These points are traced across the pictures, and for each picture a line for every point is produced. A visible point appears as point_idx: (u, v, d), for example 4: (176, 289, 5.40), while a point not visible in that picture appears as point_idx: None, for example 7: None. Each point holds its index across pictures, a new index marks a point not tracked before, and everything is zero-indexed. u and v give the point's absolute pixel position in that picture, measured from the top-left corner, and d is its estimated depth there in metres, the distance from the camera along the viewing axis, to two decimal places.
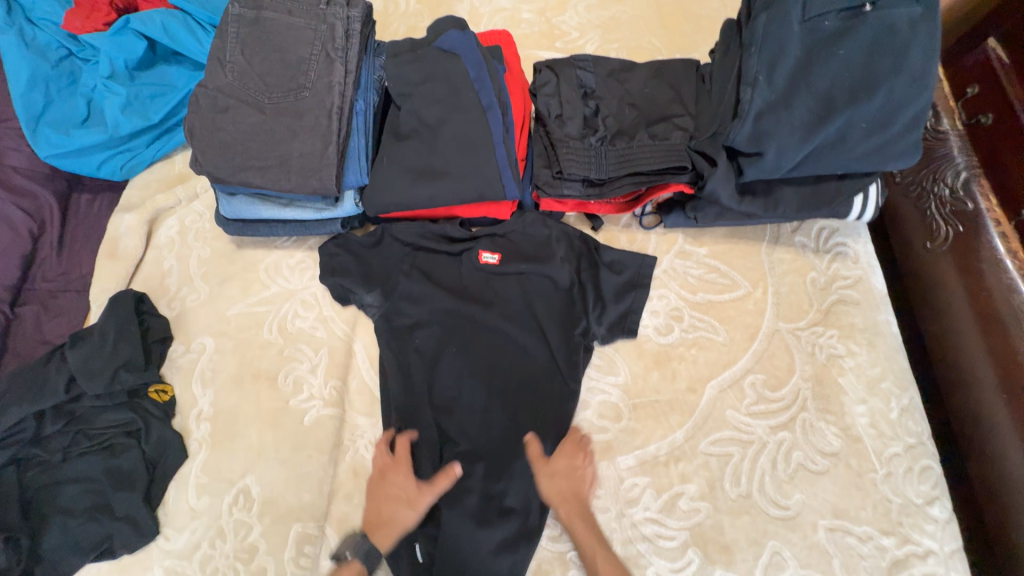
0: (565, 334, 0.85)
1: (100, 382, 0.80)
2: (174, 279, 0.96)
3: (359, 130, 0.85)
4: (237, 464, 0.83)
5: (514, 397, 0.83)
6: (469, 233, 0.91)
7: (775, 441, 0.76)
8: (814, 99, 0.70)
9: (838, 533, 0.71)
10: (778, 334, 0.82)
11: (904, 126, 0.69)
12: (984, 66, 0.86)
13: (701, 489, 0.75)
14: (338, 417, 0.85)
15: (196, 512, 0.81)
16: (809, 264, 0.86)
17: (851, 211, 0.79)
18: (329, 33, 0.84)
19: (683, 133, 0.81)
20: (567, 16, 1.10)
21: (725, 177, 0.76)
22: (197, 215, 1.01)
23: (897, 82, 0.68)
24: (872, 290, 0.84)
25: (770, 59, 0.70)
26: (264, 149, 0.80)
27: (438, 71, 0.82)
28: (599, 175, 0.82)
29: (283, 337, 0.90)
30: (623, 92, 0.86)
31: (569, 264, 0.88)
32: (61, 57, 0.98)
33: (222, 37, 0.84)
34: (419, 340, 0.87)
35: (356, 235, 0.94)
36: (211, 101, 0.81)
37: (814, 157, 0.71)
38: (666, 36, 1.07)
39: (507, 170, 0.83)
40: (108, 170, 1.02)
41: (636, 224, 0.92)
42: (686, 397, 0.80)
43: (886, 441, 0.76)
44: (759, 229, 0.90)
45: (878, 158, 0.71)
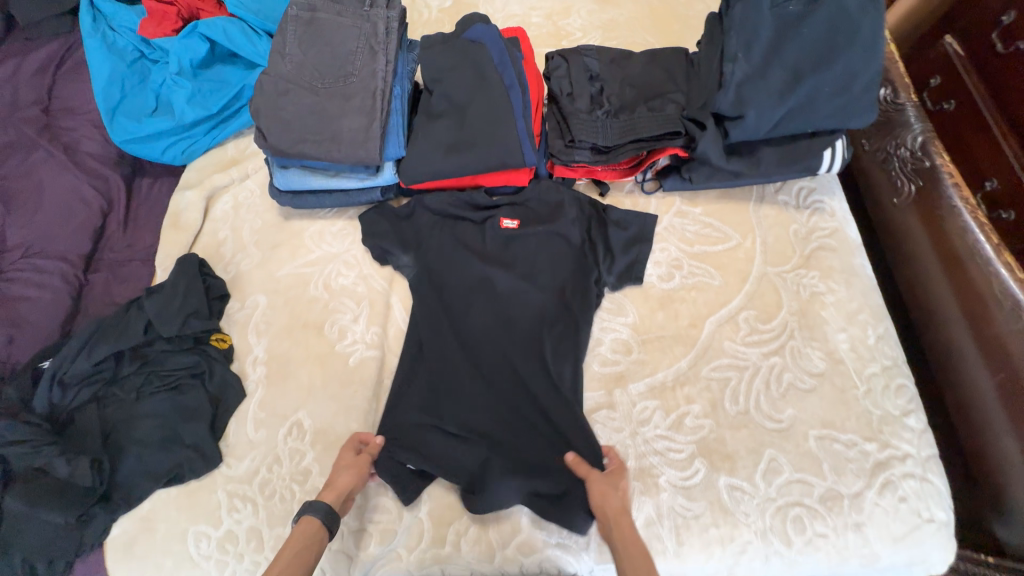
0: (579, 283, 0.95)
1: (172, 326, 0.91)
2: (229, 247, 1.08)
3: (397, 110, 0.98)
4: (290, 401, 0.92)
5: (535, 338, 0.92)
6: (491, 202, 1.03)
7: (767, 365, 0.87)
8: (785, 70, 0.83)
9: (827, 441, 0.81)
10: (767, 277, 0.94)
11: (861, 90, 0.83)
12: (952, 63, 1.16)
13: (704, 408, 0.85)
14: (380, 359, 0.95)
15: (254, 442, 0.90)
16: (791, 218, 0.98)
17: (822, 163, 0.90)
18: (372, 29, 0.98)
19: (676, 105, 0.94)
20: (571, 19, 1.26)
21: (714, 138, 0.89)
22: (249, 192, 1.14)
23: (853, 54, 0.82)
24: (847, 239, 0.96)
25: (746, 39, 0.85)
26: (319, 125, 0.94)
27: (466, 59, 0.96)
28: (606, 142, 0.95)
29: (328, 292, 1.01)
30: (623, 74, 1.00)
31: (580, 225, 0.99)
32: (135, 58, 1.14)
33: (282, 35, 0.98)
34: (448, 294, 0.97)
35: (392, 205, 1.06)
36: (273, 86, 0.95)
37: (788, 118, 0.85)
38: (659, 33, 1.22)
39: (526, 140, 0.96)
40: (170, 155, 1.15)
41: (638, 189, 1.05)
42: (688, 332, 0.91)
43: (865, 363, 0.86)
44: (746, 190, 1.02)
45: (842, 118, 0.84)
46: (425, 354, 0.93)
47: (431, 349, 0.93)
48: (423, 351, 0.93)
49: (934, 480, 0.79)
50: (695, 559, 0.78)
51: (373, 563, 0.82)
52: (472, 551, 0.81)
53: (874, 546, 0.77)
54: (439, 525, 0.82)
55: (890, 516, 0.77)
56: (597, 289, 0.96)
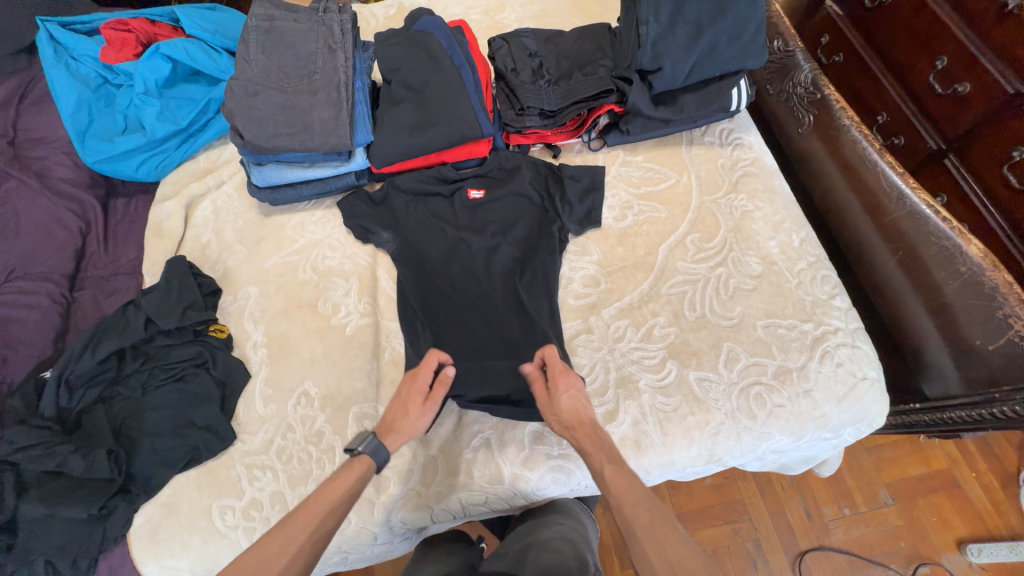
0: (545, 234, 1.06)
1: (173, 319, 0.96)
2: (215, 248, 1.14)
3: (360, 100, 1.08)
4: (294, 375, 0.98)
5: (513, 284, 1.02)
6: (458, 174, 1.13)
7: (715, 275, 1.00)
8: (688, 27, 1.00)
9: (772, 327, 0.95)
10: (704, 205, 1.09)
11: (751, 36, 0.99)
12: (840, 32, 1.50)
13: (669, 319, 0.97)
14: (375, 325, 1.03)
15: (266, 417, 0.96)
16: (717, 154, 1.14)
17: (732, 102, 1.06)
18: (329, 31, 1.09)
19: (606, 69, 1.09)
20: (506, 13, 1.40)
21: (641, 91, 1.04)
22: (227, 196, 1.20)
23: (739, 8, 0.99)
24: (766, 166, 1.13)
25: (654, 6, 1.01)
26: (291, 120, 1.03)
27: (418, 48, 1.08)
28: (551, 106, 1.08)
29: (317, 274, 1.09)
30: (558, 49, 1.14)
31: (540, 185, 1.10)
32: (99, 84, 1.19)
33: (246, 43, 1.07)
34: (427, 260, 1.06)
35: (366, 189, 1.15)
36: (243, 89, 1.03)
37: (698, 66, 1.01)
38: (584, 16, 1.39)
39: (481, 112, 1.08)
40: (144, 171, 1.20)
41: (586, 148, 1.18)
42: (646, 259, 1.04)
43: (794, 261, 1.01)
44: (678, 137, 1.18)
45: (740, 60, 1.00)
46: (414, 314, 1.01)
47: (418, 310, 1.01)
48: (412, 312, 1.01)
49: (862, 346, 0.94)
50: (680, 446, 0.89)
51: (393, 503, 0.89)
52: (483, 475, 0.89)
53: (823, 408, 0.91)
54: (451, 457, 0.91)
55: (832, 379, 0.91)
56: (561, 236, 1.07)
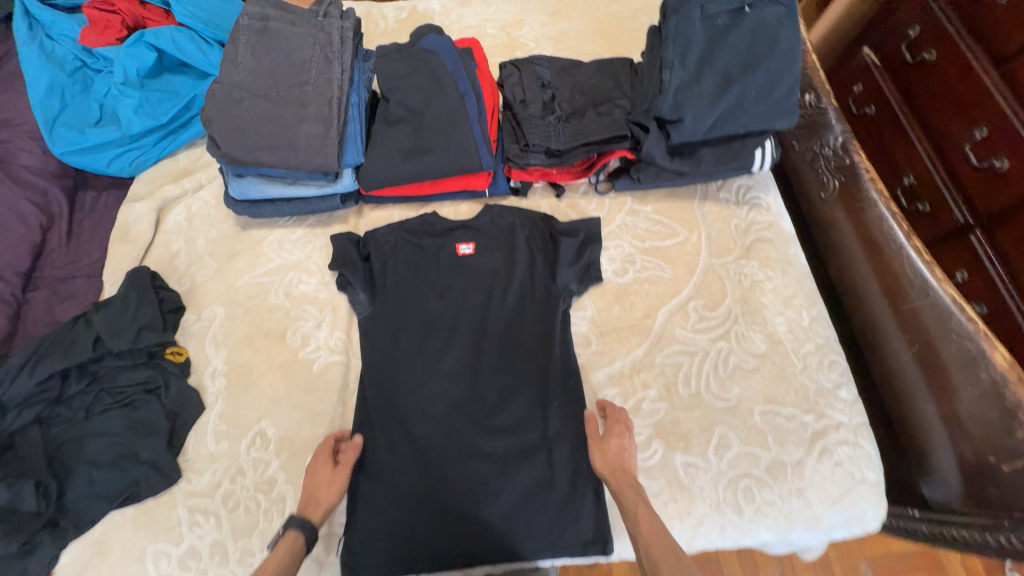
0: (541, 313, 0.97)
1: (124, 340, 0.88)
2: (183, 259, 1.06)
3: (354, 117, 1.00)
4: (252, 412, 0.91)
5: (516, 419, 0.89)
6: (446, 230, 1.03)
7: (715, 349, 0.93)
8: (716, 77, 0.91)
9: (770, 414, 0.88)
10: (712, 268, 1.01)
11: (783, 93, 0.91)
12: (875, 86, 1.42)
13: (660, 393, 0.90)
14: (345, 363, 0.95)
15: (216, 455, 0.88)
16: (731, 213, 1.06)
17: (754, 162, 0.97)
18: (327, 39, 1.00)
19: (622, 110, 1.00)
20: (524, 30, 1.31)
21: (657, 140, 0.95)
22: (204, 203, 1.12)
23: (773, 61, 0.90)
24: (782, 231, 1.05)
25: (681, 49, 0.92)
26: (275, 132, 0.94)
27: (421, 67, 1.00)
28: (559, 145, 0.99)
29: (289, 300, 1.01)
30: (573, 82, 1.05)
31: (535, 246, 1.02)
32: (76, 68, 1.10)
33: (234, 43, 0.98)
34: (412, 367, 0.93)
35: (344, 235, 1.04)
36: (226, 94, 0.94)
37: (721, 120, 0.92)
38: (606, 43, 1.30)
39: (483, 145, 0.99)
40: (117, 166, 1.11)
41: (592, 190, 1.10)
42: (642, 322, 0.97)
43: (801, 342, 0.94)
44: (691, 188, 1.10)
45: (768, 118, 0.92)
46: (403, 467, 0.86)
47: (408, 456, 0.87)
48: (396, 455, 0.87)
49: (865, 445, 0.87)
50: None
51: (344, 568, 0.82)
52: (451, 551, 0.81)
53: (815, 508, 0.84)
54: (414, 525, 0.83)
55: (828, 479, 0.85)
56: (558, 304, 0.97)
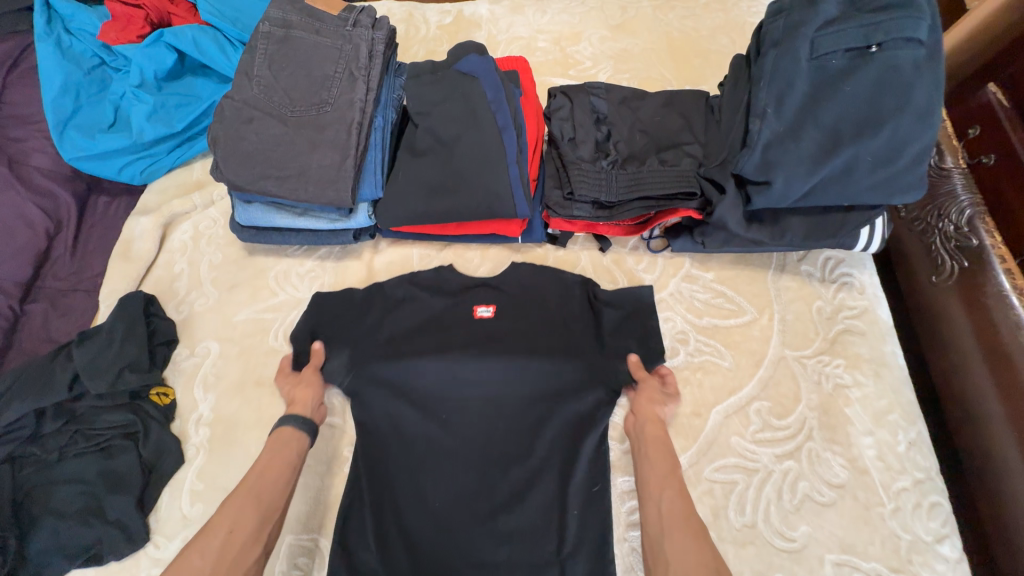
0: (570, 397, 0.81)
1: (102, 382, 0.80)
2: (184, 283, 0.98)
3: (376, 145, 0.88)
4: (233, 473, 0.82)
5: (527, 526, 0.75)
6: (465, 286, 0.88)
7: (781, 470, 0.75)
8: (821, 133, 0.72)
9: (845, 569, 0.70)
10: (784, 361, 0.82)
11: (909, 161, 0.70)
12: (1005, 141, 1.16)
13: (705, 518, 0.74)
14: (339, 428, 0.85)
15: (188, 519, 0.79)
16: (815, 293, 0.87)
17: (858, 242, 0.79)
18: (353, 53, 0.87)
19: (692, 160, 0.83)
20: (581, 46, 1.14)
21: (733, 204, 0.78)
22: (212, 221, 1.03)
23: (903, 120, 0.69)
24: (878, 321, 0.85)
25: (777, 94, 0.73)
26: (285, 159, 0.83)
27: (457, 92, 0.85)
28: (610, 197, 0.83)
29: (288, 345, 0.91)
30: (634, 118, 0.88)
31: (569, 314, 0.85)
32: (94, 66, 1.02)
33: (252, 52, 0.87)
34: (410, 448, 0.79)
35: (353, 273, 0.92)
36: (237, 112, 0.84)
37: (821, 187, 0.73)
38: (676, 66, 1.11)
39: (520, 188, 0.84)
40: (128, 174, 1.04)
41: (644, 247, 0.94)
42: (690, 421, 0.80)
43: (894, 475, 0.74)
44: (766, 256, 0.91)
45: (884, 191, 0.72)
46: (391, 568, 0.73)
47: (397, 557, 0.74)
48: (383, 556, 0.74)
49: None
50: None
51: None
52: None
53: None
54: None
55: None
56: (589, 387, 0.80)
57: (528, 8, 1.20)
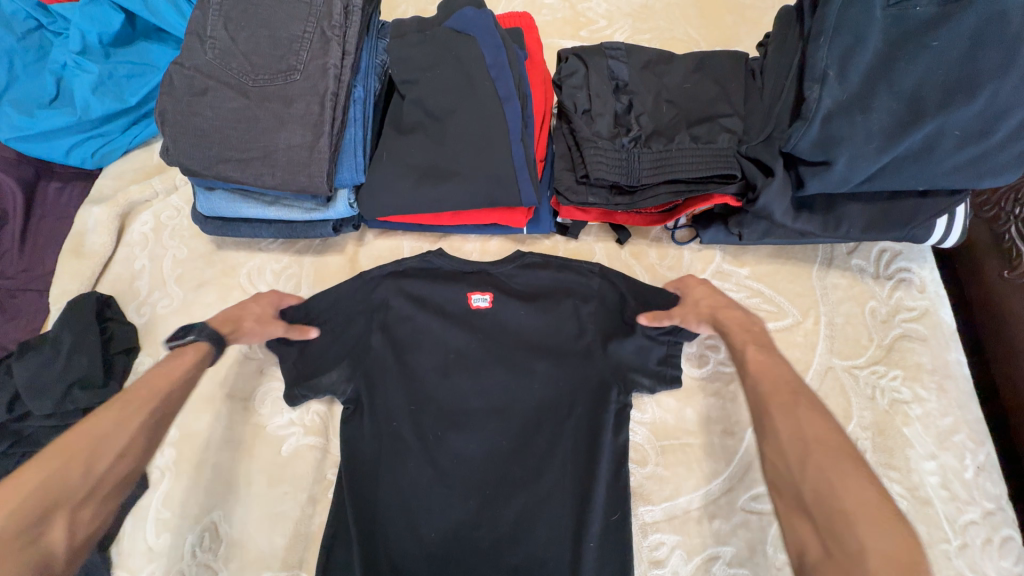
0: (584, 417, 0.70)
1: (48, 401, 0.70)
2: (145, 281, 0.86)
3: (355, 120, 0.74)
4: (203, 499, 0.73)
5: (534, 563, 0.66)
6: (459, 269, 0.77)
7: None
8: (897, 102, 0.58)
9: None
10: (832, 372, 0.71)
11: (1005, 136, 0.57)
12: None
13: (739, 553, 0.65)
14: (321, 449, 0.75)
15: (154, 552, 0.71)
16: (867, 292, 0.75)
17: (933, 234, 0.67)
18: (325, 8, 0.73)
19: (731, 135, 0.69)
20: (594, 2, 0.98)
21: (781, 190, 0.65)
22: (175, 210, 0.91)
23: (1004, 84, 0.55)
24: (941, 324, 0.73)
25: (843, 52, 0.59)
26: (247, 139, 0.70)
27: (450, 55, 0.72)
28: (632, 181, 0.70)
29: (263, 352, 0.80)
30: (659, 85, 0.73)
31: (585, 325, 0.73)
32: (30, 29, 0.88)
33: (203, 9, 0.73)
34: (400, 476, 0.69)
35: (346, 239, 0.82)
36: (188, 82, 0.71)
37: (892, 169, 0.60)
38: (705, 26, 0.96)
39: (525, 171, 0.71)
40: (78, 157, 0.92)
41: (667, 237, 0.82)
42: (722, 442, 0.70)
43: (961, 506, 0.64)
44: (810, 248, 0.78)
45: (972, 173, 0.59)
46: None
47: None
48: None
49: None
50: None
51: None
52: None
53: None
54: None
55: None
56: (606, 407, 0.70)
57: None
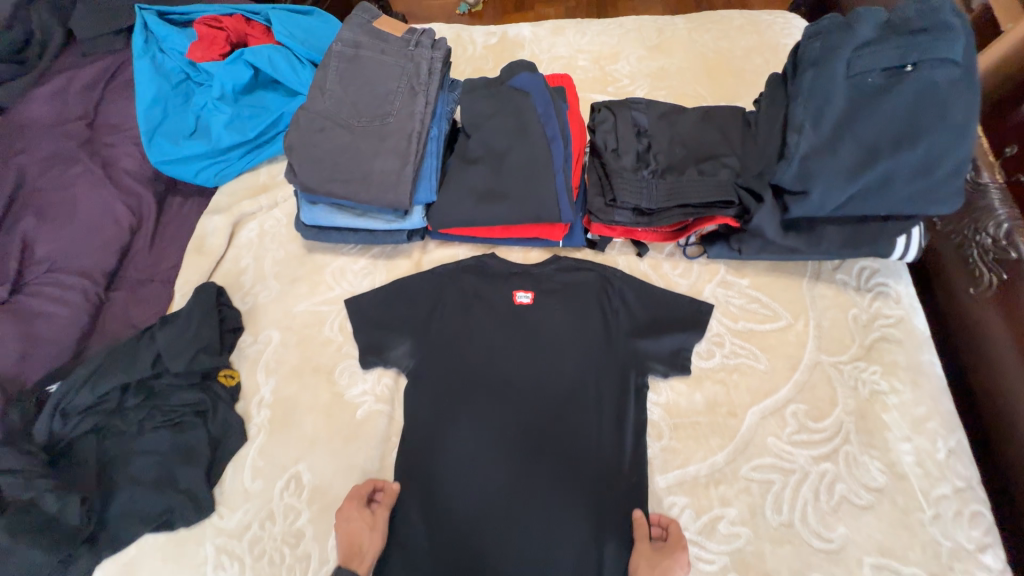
0: (610, 391, 0.85)
1: (181, 361, 0.88)
2: (249, 276, 1.06)
3: (431, 153, 0.94)
4: (292, 452, 0.88)
5: (566, 514, 0.78)
6: (507, 272, 0.96)
7: (818, 471, 0.77)
8: (859, 147, 0.75)
9: (885, 571, 0.71)
10: (820, 366, 0.84)
11: (946, 174, 0.73)
12: None
13: (742, 514, 0.76)
14: (387, 414, 0.90)
15: (249, 493, 0.85)
16: (850, 301, 0.89)
17: (894, 250, 0.82)
18: (414, 69, 0.96)
19: (730, 170, 0.87)
20: (619, 65, 1.21)
21: (771, 212, 0.82)
22: (276, 221, 1.12)
23: (940, 135, 0.72)
24: (915, 330, 0.86)
25: (816, 110, 0.77)
26: (351, 165, 0.91)
27: (509, 106, 0.93)
28: (650, 204, 0.87)
29: (343, 335, 0.98)
30: (673, 132, 0.92)
31: (610, 317, 0.90)
32: (181, 80, 1.15)
33: (324, 69, 0.97)
34: (455, 433, 0.85)
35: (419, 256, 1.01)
36: (310, 122, 0.93)
37: (858, 198, 0.76)
38: (712, 85, 1.16)
39: (565, 195, 0.90)
40: (203, 177, 1.15)
41: (680, 253, 0.98)
42: (726, 421, 0.83)
43: (934, 482, 0.75)
44: (801, 265, 0.94)
45: (921, 202, 0.75)
46: (436, 539, 0.79)
47: (441, 536, 0.79)
48: (431, 536, 0.79)
49: None
50: None
51: None
52: None
53: None
54: None
55: None
56: (627, 388, 0.85)
57: (568, 29, 1.28)
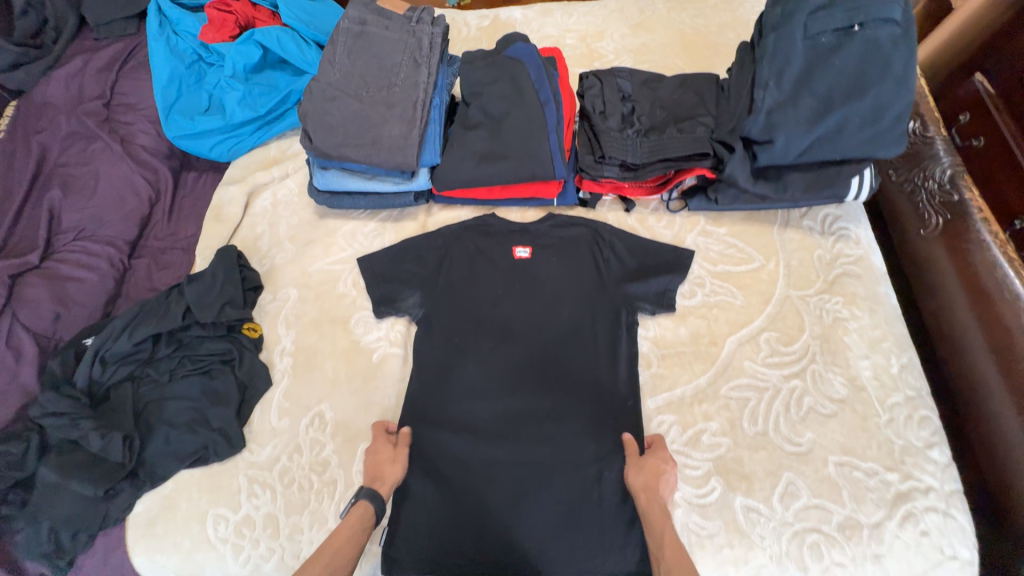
0: (603, 328, 0.94)
1: (209, 312, 0.96)
2: (266, 241, 1.14)
3: (435, 119, 1.03)
4: (315, 393, 0.96)
5: (566, 435, 0.87)
6: (506, 228, 1.04)
7: (788, 388, 0.87)
8: (815, 100, 0.85)
9: (846, 467, 0.81)
10: (789, 299, 0.94)
11: (890, 121, 0.84)
12: None
13: (722, 427, 0.85)
14: (400, 358, 0.98)
15: (277, 430, 0.93)
16: (815, 243, 1.00)
17: (850, 192, 0.92)
18: (417, 44, 1.04)
19: (706, 128, 0.96)
20: (604, 42, 1.31)
21: (742, 162, 0.92)
22: (288, 191, 1.20)
23: (884, 87, 0.83)
24: (872, 266, 0.97)
25: (778, 69, 0.87)
26: (361, 131, 0.99)
27: (505, 75, 1.02)
28: (635, 159, 0.97)
29: (356, 290, 1.06)
30: (654, 96, 1.02)
31: (601, 265, 0.99)
32: (193, 60, 1.22)
33: (333, 45, 1.04)
34: (464, 371, 0.93)
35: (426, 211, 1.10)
36: (322, 92, 1.01)
37: (816, 146, 0.87)
38: (689, 58, 1.26)
39: (558, 154, 0.99)
40: (217, 152, 1.22)
41: (663, 207, 1.08)
42: (708, 349, 0.92)
43: (888, 391, 0.86)
44: (772, 214, 1.04)
45: (870, 147, 0.85)
46: (448, 463, 0.86)
47: (454, 459, 0.87)
48: (444, 459, 0.87)
49: (958, 516, 0.76)
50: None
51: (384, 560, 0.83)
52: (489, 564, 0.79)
53: None
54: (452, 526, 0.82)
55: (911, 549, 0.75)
56: (618, 325, 0.94)
57: (556, 11, 1.37)
